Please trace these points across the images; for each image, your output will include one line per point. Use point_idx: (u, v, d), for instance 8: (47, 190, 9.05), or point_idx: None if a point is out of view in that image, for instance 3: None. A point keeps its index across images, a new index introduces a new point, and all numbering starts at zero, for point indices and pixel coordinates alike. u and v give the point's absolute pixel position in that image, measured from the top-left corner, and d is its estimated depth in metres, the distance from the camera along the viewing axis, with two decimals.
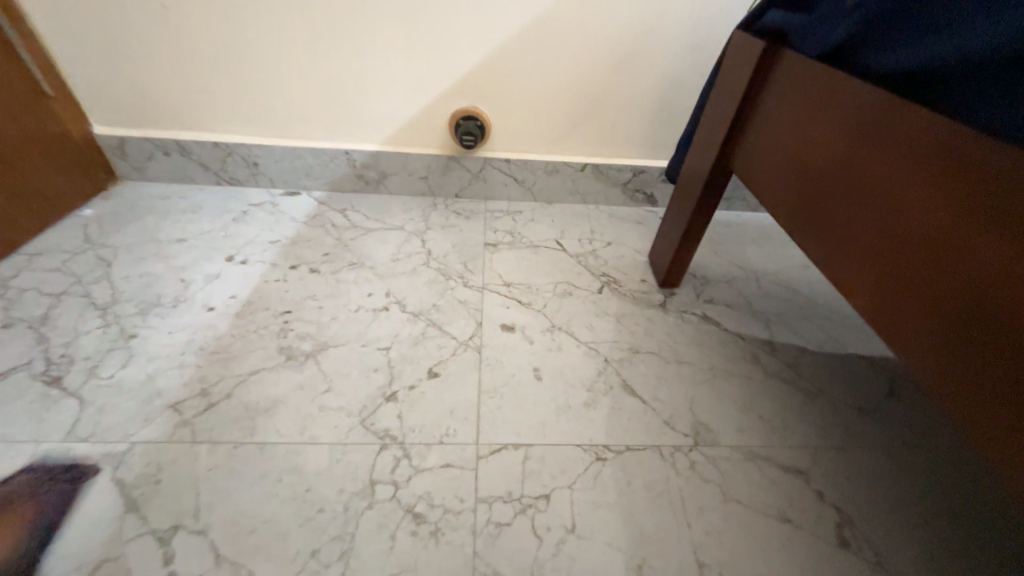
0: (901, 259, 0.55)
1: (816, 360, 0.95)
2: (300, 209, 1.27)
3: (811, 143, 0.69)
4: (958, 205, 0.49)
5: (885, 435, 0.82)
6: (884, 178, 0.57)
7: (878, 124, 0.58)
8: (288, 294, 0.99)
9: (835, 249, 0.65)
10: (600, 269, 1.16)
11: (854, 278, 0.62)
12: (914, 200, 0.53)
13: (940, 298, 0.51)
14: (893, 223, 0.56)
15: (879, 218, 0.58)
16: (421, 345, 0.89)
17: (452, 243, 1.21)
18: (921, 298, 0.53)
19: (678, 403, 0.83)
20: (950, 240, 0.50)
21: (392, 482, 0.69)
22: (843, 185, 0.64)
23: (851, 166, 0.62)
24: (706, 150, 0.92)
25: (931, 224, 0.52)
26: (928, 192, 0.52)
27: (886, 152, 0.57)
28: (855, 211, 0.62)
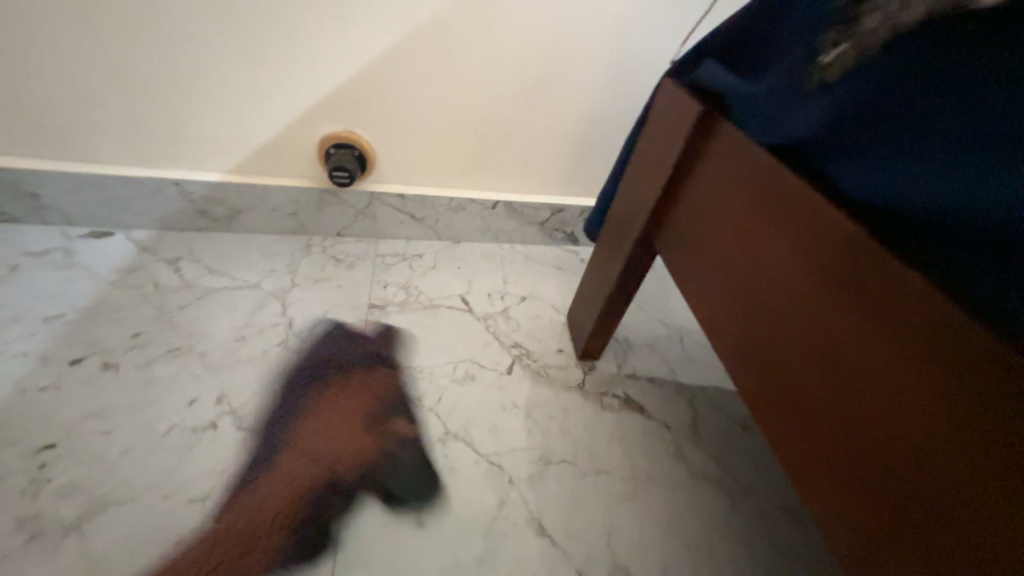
0: (841, 436, 0.43)
1: (746, 452, 0.85)
2: (107, 258, 0.93)
3: (741, 246, 0.55)
4: (920, 407, 0.37)
5: (813, 553, 0.74)
6: (829, 325, 0.44)
7: (824, 254, 0.44)
8: (58, 410, 0.68)
9: (762, 384, 0.53)
10: (511, 336, 0.97)
11: (783, 427, 0.51)
12: (865, 373, 0.41)
13: (884, 508, 0.40)
14: (836, 388, 0.44)
15: (818, 373, 0.45)
16: (260, 486, 0.66)
17: (326, 304, 0.94)
18: (861, 493, 0.42)
19: (591, 542, 0.69)
20: (905, 447, 0.38)
21: None
22: (777, 312, 0.50)
23: (788, 294, 0.49)
24: (630, 216, 0.75)
25: (884, 413, 0.39)
26: (882, 371, 0.39)
27: (834, 295, 0.43)
28: (789, 351, 0.49)
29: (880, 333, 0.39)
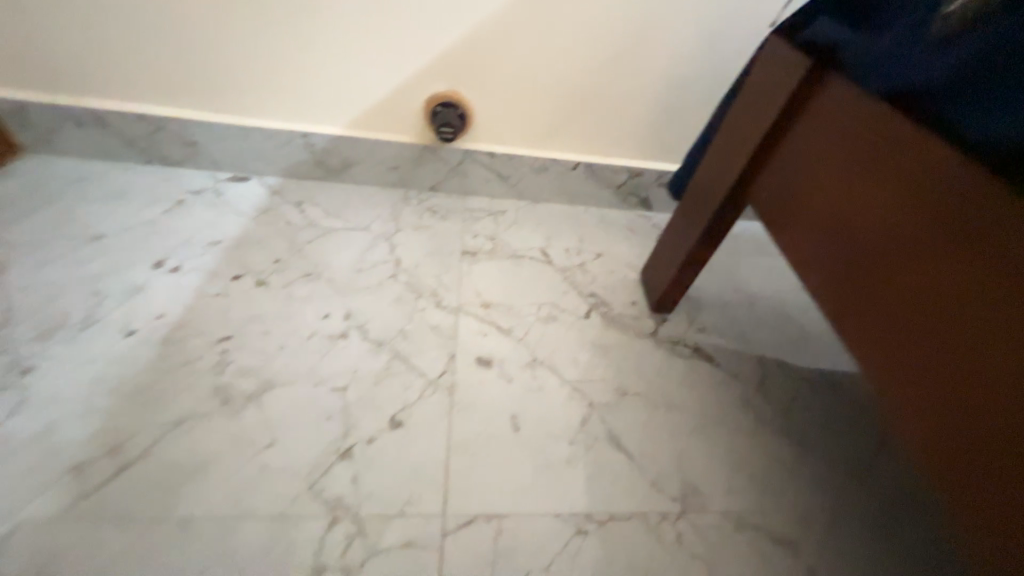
0: (934, 367, 0.49)
1: (811, 405, 0.90)
2: (248, 199, 1.10)
3: (844, 199, 0.59)
4: None
5: (871, 499, 0.78)
6: (935, 270, 0.49)
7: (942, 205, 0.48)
8: (227, 313, 0.84)
9: (861, 325, 0.57)
10: (588, 287, 1.05)
11: (868, 360, 0.57)
12: (968, 312, 0.46)
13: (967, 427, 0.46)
14: (936, 325, 0.49)
15: (916, 310, 0.51)
16: (385, 384, 0.79)
17: (425, 248, 1.06)
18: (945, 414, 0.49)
19: (665, 463, 0.76)
20: (997, 375, 0.44)
21: (344, 568, 0.60)
22: (878, 258, 0.55)
23: (893, 241, 0.53)
24: (718, 177, 0.80)
25: (982, 346, 0.45)
26: (986, 309, 0.45)
27: (946, 243, 0.48)
28: (889, 292, 0.54)
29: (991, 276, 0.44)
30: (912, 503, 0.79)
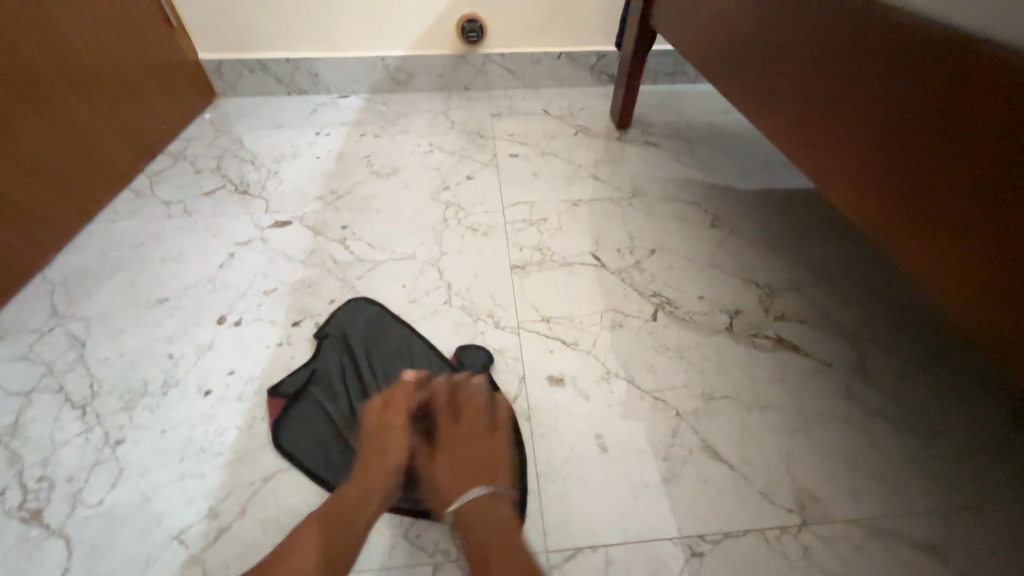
0: (916, 197, 0.56)
1: (719, 156, 1.42)
2: (353, 104, 1.71)
3: (747, 94, 0.85)
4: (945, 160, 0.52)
5: (752, 183, 1.29)
6: (944, 82, 0.51)
7: (882, 49, 0.57)
8: (363, 148, 1.45)
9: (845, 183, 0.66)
10: (576, 123, 1.61)
11: (836, 180, 0.68)
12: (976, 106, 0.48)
13: (934, 230, 0.55)
14: (944, 149, 0.52)
15: (915, 131, 0.55)
16: (460, 166, 1.38)
17: (467, 115, 1.65)
18: (942, 221, 0.54)
19: (626, 182, 1.32)
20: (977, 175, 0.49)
21: (457, 218, 1.17)
22: (872, 103, 0.60)
23: (880, 83, 0.58)
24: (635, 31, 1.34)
25: (952, 131, 0.51)
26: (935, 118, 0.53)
27: (886, 70, 0.57)
28: (901, 121, 0.56)
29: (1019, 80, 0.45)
30: (792, 179, 1.30)
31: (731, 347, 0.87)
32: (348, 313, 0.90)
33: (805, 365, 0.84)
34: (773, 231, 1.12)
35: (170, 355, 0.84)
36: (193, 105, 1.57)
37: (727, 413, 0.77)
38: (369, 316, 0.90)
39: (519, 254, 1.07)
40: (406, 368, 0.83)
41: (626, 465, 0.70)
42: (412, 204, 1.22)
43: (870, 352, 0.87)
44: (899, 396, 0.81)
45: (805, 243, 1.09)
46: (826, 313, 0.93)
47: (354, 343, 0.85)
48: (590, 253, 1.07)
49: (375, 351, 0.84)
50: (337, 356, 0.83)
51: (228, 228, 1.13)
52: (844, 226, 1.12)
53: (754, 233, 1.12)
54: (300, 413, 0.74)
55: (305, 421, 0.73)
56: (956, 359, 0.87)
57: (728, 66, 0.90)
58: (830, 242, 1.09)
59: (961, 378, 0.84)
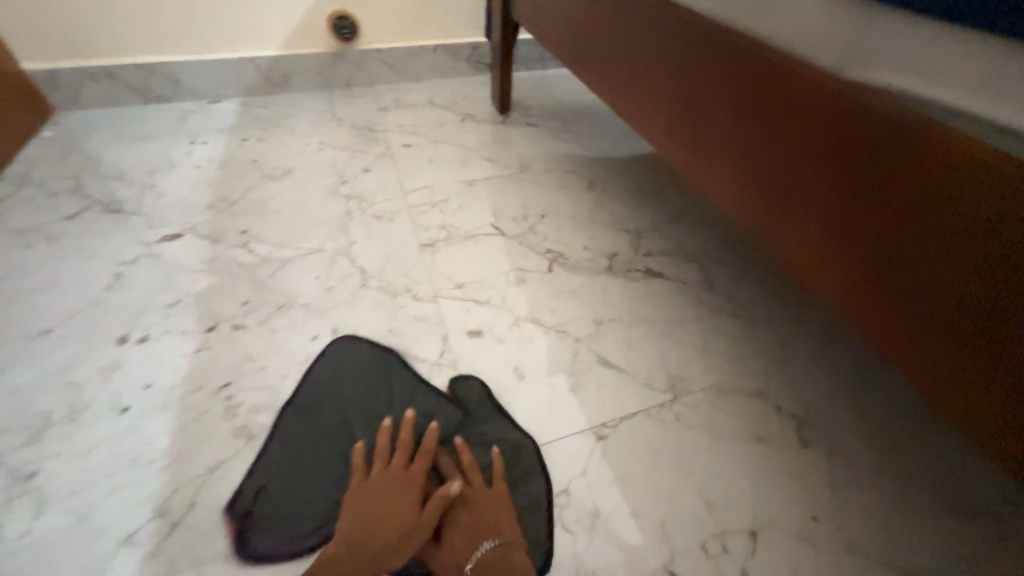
0: (826, 234, 0.58)
1: (589, 129, 1.63)
2: (227, 109, 1.62)
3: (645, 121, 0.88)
4: (876, 213, 0.52)
5: (617, 150, 1.52)
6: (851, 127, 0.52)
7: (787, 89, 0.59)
8: (248, 152, 1.41)
9: (764, 218, 0.67)
10: (461, 111, 1.72)
11: (738, 211, 0.71)
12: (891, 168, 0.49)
13: (836, 256, 0.58)
14: (830, 183, 0.56)
15: (801, 152, 0.59)
16: (354, 161, 1.41)
17: (353, 111, 1.67)
18: (829, 239, 0.58)
19: (514, 160, 1.46)
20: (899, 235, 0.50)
21: (360, 208, 1.23)
22: (764, 139, 0.64)
23: (790, 117, 0.59)
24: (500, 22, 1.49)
25: (827, 155, 0.56)
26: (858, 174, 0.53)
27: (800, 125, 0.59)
28: (809, 158, 0.58)
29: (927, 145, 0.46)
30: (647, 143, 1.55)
31: (612, 282, 1.06)
32: (336, 358, 0.86)
33: (668, 285, 1.06)
34: (637, 188, 1.35)
35: (71, 381, 0.80)
36: (25, 122, 1.39)
37: (614, 332, 0.95)
38: (363, 352, 0.88)
39: (426, 233, 1.16)
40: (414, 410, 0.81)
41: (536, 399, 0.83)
42: (312, 202, 1.24)
43: (719, 267, 1.11)
44: (739, 293, 1.04)
45: (661, 193, 1.32)
46: (681, 246, 1.16)
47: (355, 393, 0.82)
48: (490, 224, 1.20)
49: (374, 399, 0.82)
50: (331, 406, 0.80)
51: (106, 248, 1.06)
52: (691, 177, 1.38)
53: (622, 190, 1.34)
54: (238, 397, 0.80)
55: (249, 406, 0.79)
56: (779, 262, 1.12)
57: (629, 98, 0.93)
58: (681, 189, 1.34)
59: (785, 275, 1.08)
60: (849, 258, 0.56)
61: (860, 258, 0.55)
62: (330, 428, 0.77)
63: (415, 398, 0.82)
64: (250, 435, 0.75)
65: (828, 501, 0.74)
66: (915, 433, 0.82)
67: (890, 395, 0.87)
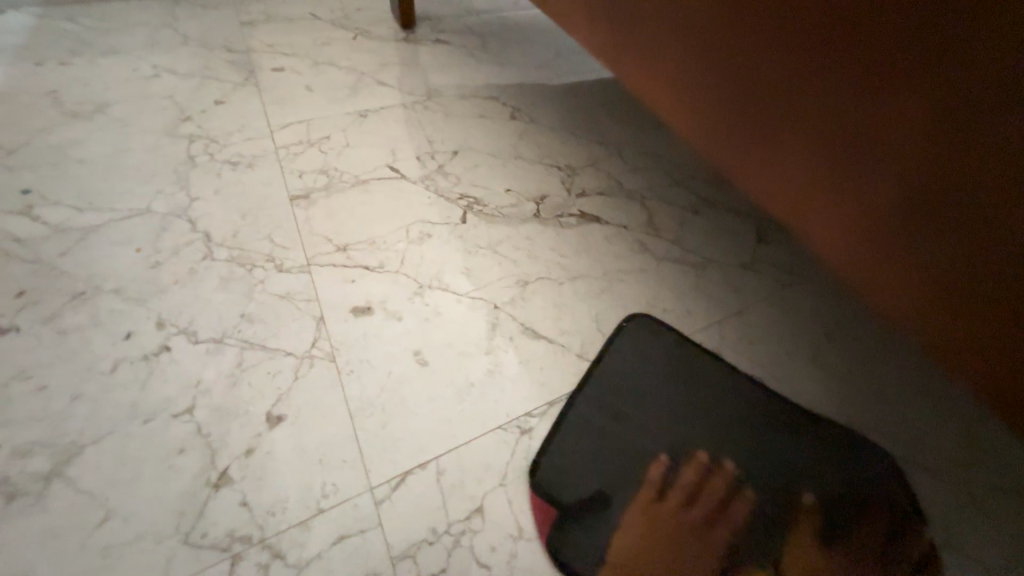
0: (848, 187, 0.43)
1: (513, 46, 1.34)
2: (14, 22, 1.17)
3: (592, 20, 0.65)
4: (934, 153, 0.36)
5: (546, 70, 1.26)
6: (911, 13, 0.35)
7: None
8: (45, 81, 1.03)
9: (753, 163, 0.50)
10: (353, 25, 1.36)
11: (717, 153, 0.54)
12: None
13: (859, 219, 0.43)
14: (864, 108, 0.40)
15: (822, 59, 0.41)
16: (203, 90, 1.07)
17: (206, 26, 1.27)
18: (851, 194, 0.43)
19: (420, 86, 1.17)
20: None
21: (208, 152, 0.92)
22: (760, 41, 0.45)
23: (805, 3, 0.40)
24: None
25: (863, 62, 0.38)
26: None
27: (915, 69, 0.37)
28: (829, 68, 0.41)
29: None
30: (582, 62, 1.30)
31: (540, 232, 0.86)
32: (150, 366, 0.62)
33: (605, 231, 0.88)
34: (570, 116, 1.12)
35: None
36: None
37: (541, 294, 0.76)
38: (192, 354, 0.63)
39: (299, 181, 0.89)
40: (258, 425, 0.58)
41: (441, 386, 0.64)
42: (138, 146, 0.92)
43: (664, 206, 0.93)
44: (687, 236, 0.88)
45: (597, 121, 1.11)
46: (620, 183, 0.97)
47: (173, 410, 0.58)
48: (387, 166, 0.94)
49: (197, 417, 0.58)
50: (136, 435, 0.56)
51: None
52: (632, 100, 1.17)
53: (551, 119, 1.11)
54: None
55: (12, 449, 0.54)
56: (735, 198, 0.96)
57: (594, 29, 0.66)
58: (620, 115, 1.13)
59: (741, 213, 0.93)
60: (880, 222, 0.42)
61: (897, 221, 0.41)
62: (125, 469, 0.54)
63: (263, 408, 0.59)
64: (10, 495, 0.52)
65: (807, 470, 0.63)
66: (891, 385, 0.72)
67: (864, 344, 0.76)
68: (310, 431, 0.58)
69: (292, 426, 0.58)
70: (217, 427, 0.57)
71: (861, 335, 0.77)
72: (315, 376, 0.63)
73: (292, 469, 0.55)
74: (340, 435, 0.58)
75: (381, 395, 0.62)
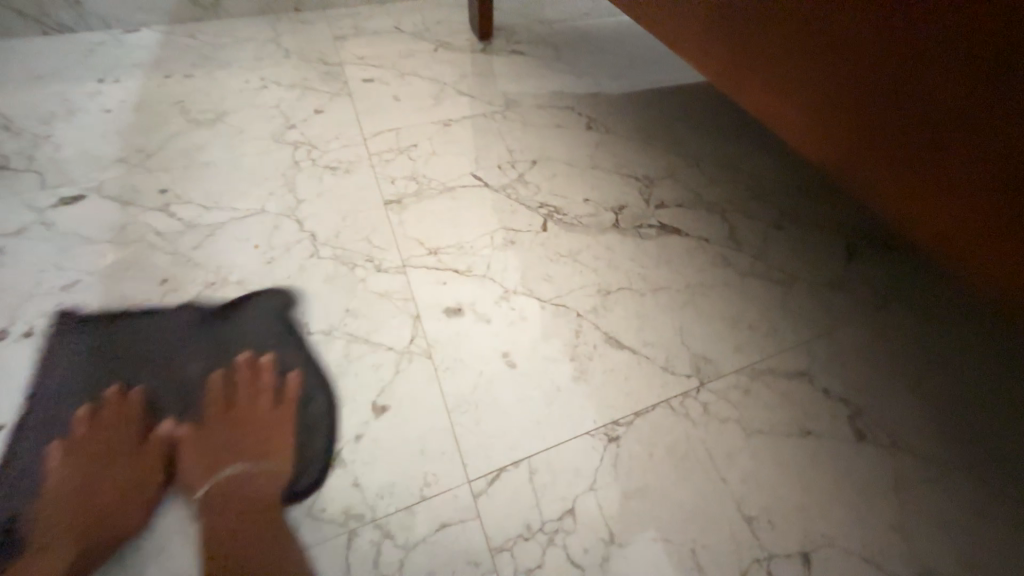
0: None
1: (587, 56, 1.36)
2: (145, 39, 1.33)
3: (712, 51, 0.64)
4: None
5: (621, 80, 1.27)
6: None
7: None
8: (172, 92, 1.15)
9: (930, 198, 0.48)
10: (434, 37, 1.43)
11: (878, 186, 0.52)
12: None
13: None
14: None
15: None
16: (304, 100, 1.16)
17: (303, 40, 1.38)
18: None
19: (498, 96, 1.22)
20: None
21: (310, 157, 1.00)
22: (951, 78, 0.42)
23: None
24: None
25: None
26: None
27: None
28: None
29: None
30: (657, 72, 1.30)
31: (620, 242, 0.87)
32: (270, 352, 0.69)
33: (686, 243, 0.87)
34: (647, 126, 1.12)
35: None
36: None
37: (624, 304, 0.78)
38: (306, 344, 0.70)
39: (391, 186, 0.95)
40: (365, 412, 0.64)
41: (530, 387, 0.67)
42: (249, 151, 1.01)
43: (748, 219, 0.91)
44: (772, 251, 0.86)
45: (675, 131, 1.10)
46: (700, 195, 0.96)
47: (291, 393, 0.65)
48: (470, 173, 0.99)
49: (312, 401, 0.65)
50: (263, 414, 0.64)
51: None
52: (711, 110, 1.15)
53: (626, 129, 1.12)
54: (143, 409, 0.63)
55: (156, 417, 0.62)
56: (827, 215, 0.93)
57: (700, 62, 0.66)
58: (698, 126, 1.11)
59: (839, 229, 0.90)
60: None
61: None
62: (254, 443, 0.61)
63: (369, 396, 0.65)
64: (161, 457, 0.59)
65: (900, 507, 0.60)
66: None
67: (989, 371, 0.72)
68: (411, 421, 0.63)
69: (395, 415, 0.63)
70: (330, 411, 0.64)
71: (981, 361, 0.73)
72: (414, 370, 0.67)
73: (396, 456, 0.60)
74: (437, 427, 0.62)
75: (475, 393, 0.66)
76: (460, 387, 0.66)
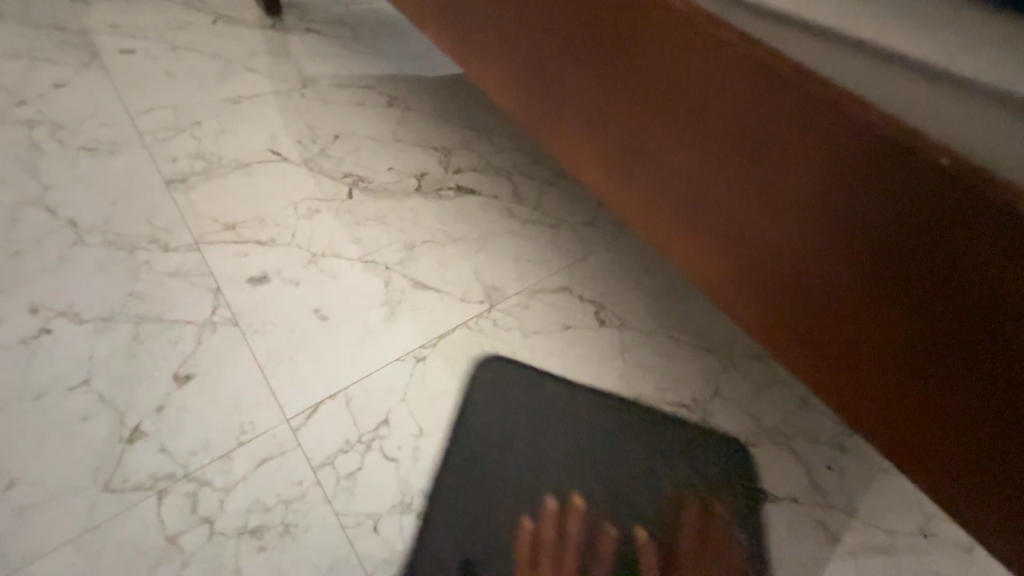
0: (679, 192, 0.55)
1: (386, 38, 1.42)
2: None
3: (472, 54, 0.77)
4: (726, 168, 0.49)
5: (419, 61, 1.36)
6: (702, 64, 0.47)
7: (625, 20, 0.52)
8: None
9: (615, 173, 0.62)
10: (211, 8, 1.31)
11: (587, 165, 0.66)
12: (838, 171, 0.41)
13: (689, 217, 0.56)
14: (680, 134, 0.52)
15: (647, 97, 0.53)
16: (37, 74, 0.98)
17: (25, 1, 1.14)
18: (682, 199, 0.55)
19: (294, 75, 1.20)
20: (777, 255, 0.48)
21: (57, 139, 0.87)
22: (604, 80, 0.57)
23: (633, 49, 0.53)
24: None
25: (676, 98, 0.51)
26: (753, 174, 0.47)
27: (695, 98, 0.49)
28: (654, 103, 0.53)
29: (879, 150, 0.38)
30: None
31: (422, 204, 0.98)
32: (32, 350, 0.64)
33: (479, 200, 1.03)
34: (445, 102, 1.24)
35: None
36: None
37: (427, 254, 0.90)
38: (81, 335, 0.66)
39: (173, 166, 0.89)
40: (164, 386, 0.65)
41: (343, 333, 0.74)
42: None
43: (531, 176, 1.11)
44: None
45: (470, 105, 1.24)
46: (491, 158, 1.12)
47: (68, 384, 0.63)
48: (268, 150, 0.98)
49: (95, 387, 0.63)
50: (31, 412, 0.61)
51: None
52: None
53: (426, 106, 1.22)
54: None
55: None
56: None
57: (466, 35, 0.77)
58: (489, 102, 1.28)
59: None
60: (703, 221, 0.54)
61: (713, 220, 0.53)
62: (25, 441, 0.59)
63: (170, 369, 0.66)
64: None
65: None
66: None
67: None
68: (221, 382, 0.66)
69: (201, 381, 0.66)
70: (121, 393, 0.63)
71: None
72: (219, 338, 0.70)
73: (205, 416, 0.63)
74: (249, 383, 0.67)
75: (288, 348, 0.71)
76: (273, 344, 0.71)
